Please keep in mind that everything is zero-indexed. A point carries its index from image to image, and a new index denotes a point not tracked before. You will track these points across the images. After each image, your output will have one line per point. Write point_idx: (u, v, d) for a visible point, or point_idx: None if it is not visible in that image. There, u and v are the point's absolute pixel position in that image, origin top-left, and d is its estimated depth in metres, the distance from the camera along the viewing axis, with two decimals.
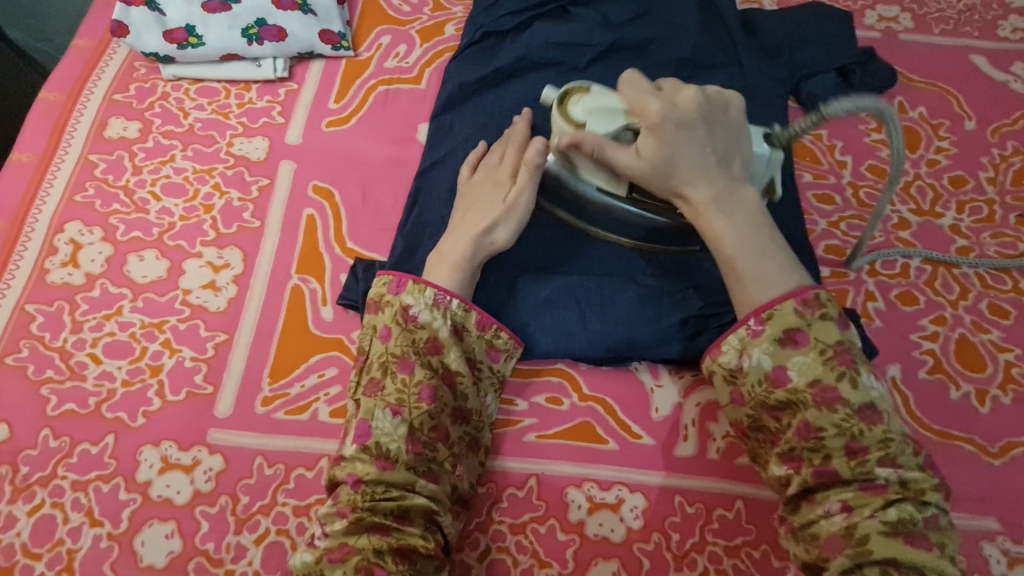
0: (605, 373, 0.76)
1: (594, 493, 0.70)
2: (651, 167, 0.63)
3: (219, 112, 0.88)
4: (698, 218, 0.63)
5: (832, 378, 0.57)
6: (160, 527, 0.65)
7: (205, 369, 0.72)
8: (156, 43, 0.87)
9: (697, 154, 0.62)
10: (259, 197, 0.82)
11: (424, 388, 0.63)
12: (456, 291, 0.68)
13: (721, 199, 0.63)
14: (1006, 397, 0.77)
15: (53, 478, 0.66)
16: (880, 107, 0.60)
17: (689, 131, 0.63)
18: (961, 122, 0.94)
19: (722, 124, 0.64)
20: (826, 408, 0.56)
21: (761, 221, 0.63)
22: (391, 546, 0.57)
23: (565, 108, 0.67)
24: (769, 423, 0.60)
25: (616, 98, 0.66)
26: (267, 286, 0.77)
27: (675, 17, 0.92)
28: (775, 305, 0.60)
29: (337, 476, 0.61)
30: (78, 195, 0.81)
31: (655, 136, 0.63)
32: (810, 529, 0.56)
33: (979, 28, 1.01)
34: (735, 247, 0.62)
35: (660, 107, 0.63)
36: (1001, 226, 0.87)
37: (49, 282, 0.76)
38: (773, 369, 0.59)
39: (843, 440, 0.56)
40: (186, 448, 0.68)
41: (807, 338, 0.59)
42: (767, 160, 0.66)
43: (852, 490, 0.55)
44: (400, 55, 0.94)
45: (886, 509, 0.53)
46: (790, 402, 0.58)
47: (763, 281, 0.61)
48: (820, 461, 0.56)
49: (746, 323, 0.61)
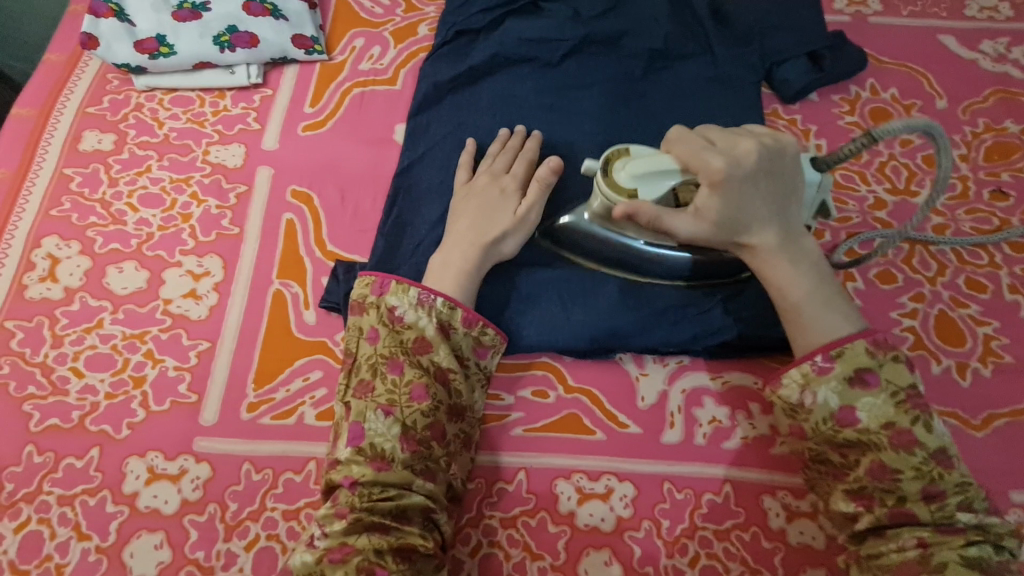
0: (590, 364, 0.76)
1: (584, 484, 0.70)
2: (714, 227, 0.62)
3: (194, 121, 0.88)
4: (762, 266, 0.64)
5: (906, 421, 0.57)
6: (149, 538, 0.65)
7: (188, 378, 0.72)
8: (127, 54, 0.86)
9: (760, 209, 0.62)
10: (237, 204, 0.82)
11: (415, 387, 0.64)
12: (449, 293, 0.69)
13: (786, 249, 0.64)
14: (986, 369, 0.77)
15: (39, 494, 0.66)
16: (929, 126, 0.60)
17: (752, 187, 0.61)
18: (932, 101, 0.95)
19: (783, 174, 0.62)
20: (904, 450, 0.56)
21: (822, 266, 0.64)
22: (391, 546, 0.57)
23: (610, 176, 0.65)
24: (835, 458, 0.60)
25: (666, 158, 0.63)
26: (249, 292, 0.77)
27: (646, 10, 0.93)
28: (844, 344, 0.60)
29: (334, 480, 0.61)
30: (55, 209, 0.81)
31: (719, 194, 0.61)
32: (875, 560, 0.56)
33: (947, 9, 1.03)
34: (803, 294, 0.63)
35: (723, 161, 0.60)
36: (976, 202, 0.88)
37: (28, 298, 0.75)
38: (841, 409, 0.59)
39: (919, 483, 0.56)
40: (173, 458, 0.68)
41: (879, 379, 0.58)
42: (818, 185, 0.66)
43: (927, 530, 0.55)
44: (374, 57, 0.94)
45: (967, 547, 0.54)
46: (860, 441, 0.58)
47: (827, 327, 0.61)
48: (895, 503, 0.56)
49: (813, 360, 0.61)
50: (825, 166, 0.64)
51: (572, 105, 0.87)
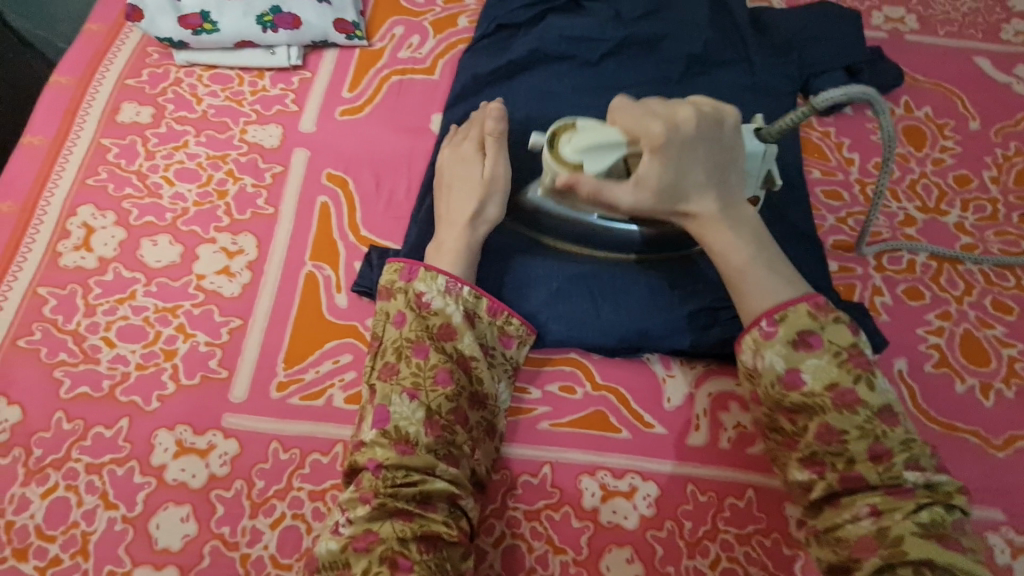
0: (617, 363, 0.76)
1: (608, 481, 0.70)
2: (654, 194, 0.61)
3: (233, 99, 0.88)
4: (704, 234, 0.64)
5: (849, 381, 0.57)
6: (176, 510, 0.65)
7: (219, 354, 0.72)
8: (170, 28, 0.86)
9: (699, 174, 0.61)
10: (273, 184, 0.82)
11: (440, 371, 0.64)
12: (450, 272, 0.69)
13: (727, 215, 0.63)
14: (1010, 391, 0.78)
15: (67, 461, 0.66)
16: (869, 93, 0.60)
17: (691, 154, 0.61)
18: (965, 122, 0.95)
19: (722, 141, 0.61)
20: (847, 410, 0.56)
21: (764, 236, 0.64)
22: (415, 533, 0.57)
23: (555, 150, 0.63)
24: (787, 425, 0.59)
25: (610, 130, 0.61)
26: (281, 273, 0.77)
27: (687, 14, 0.93)
28: (788, 307, 0.60)
29: (358, 462, 0.61)
30: (91, 178, 0.81)
31: (661, 159, 0.60)
32: (835, 533, 0.56)
33: (983, 31, 1.03)
34: (746, 259, 0.62)
35: (662, 126, 0.59)
36: (1005, 224, 0.88)
37: (62, 266, 0.75)
38: (787, 372, 0.58)
39: (866, 443, 0.56)
40: (201, 432, 0.68)
41: (821, 341, 0.58)
42: (762, 157, 0.65)
43: (878, 495, 0.55)
44: (414, 46, 0.94)
45: (918, 512, 0.53)
46: (806, 406, 0.58)
47: (769, 291, 0.61)
48: (845, 466, 0.56)
49: (758, 324, 0.61)
50: (771, 136, 0.64)
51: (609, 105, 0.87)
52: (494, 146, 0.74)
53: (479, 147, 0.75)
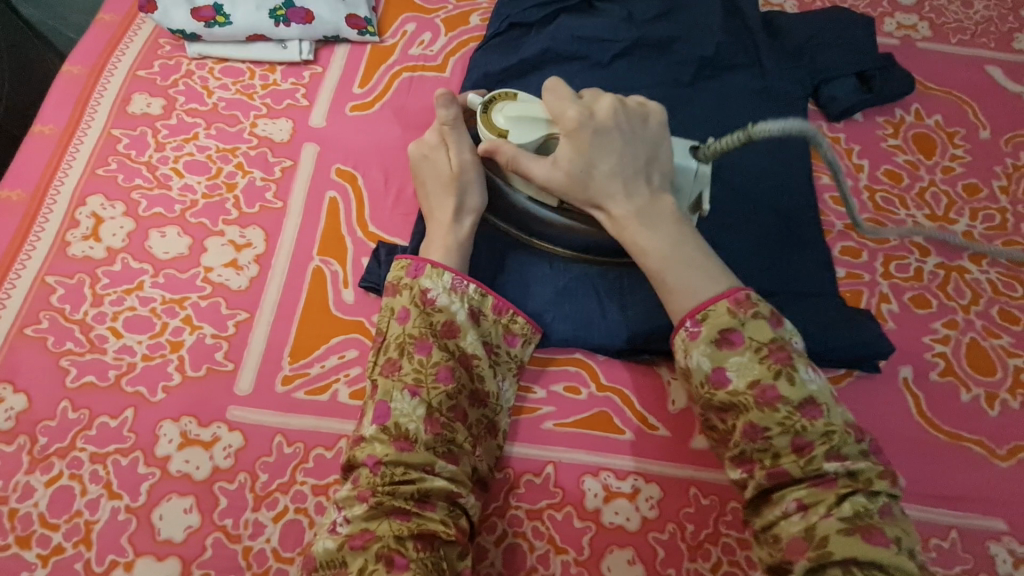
0: (623, 364, 0.76)
1: (611, 482, 0.70)
2: (567, 176, 0.62)
3: (243, 92, 0.88)
4: (620, 231, 0.63)
5: (770, 377, 0.55)
6: (179, 502, 0.65)
7: (225, 346, 0.72)
8: (183, 20, 0.87)
9: (614, 163, 0.62)
10: (282, 178, 0.82)
11: (442, 369, 0.64)
12: (452, 267, 0.69)
13: (643, 210, 0.62)
14: (1014, 401, 0.78)
15: (72, 450, 0.66)
16: (806, 130, 0.62)
17: (605, 141, 0.62)
18: (975, 131, 0.95)
19: (641, 135, 0.63)
20: (768, 407, 0.55)
21: (686, 231, 0.62)
22: (412, 532, 0.56)
23: (489, 114, 0.66)
24: (717, 423, 0.58)
25: (540, 107, 0.65)
26: (289, 268, 0.77)
27: (699, 17, 0.93)
28: (707, 307, 0.58)
29: (356, 458, 0.61)
30: (101, 168, 0.81)
31: (572, 145, 0.62)
32: (771, 531, 0.55)
33: (995, 40, 1.03)
34: (660, 256, 0.61)
35: (578, 111, 0.62)
36: (1013, 234, 0.88)
37: (70, 255, 0.76)
38: (713, 371, 0.57)
39: (787, 437, 0.55)
40: (206, 425, 0.68)
41: (742, 338, 0.57)
42: (694, 175, 0.67)
43: (805, 488, 0.54)
44: (425, 44, 0.94)
45: (840, 504, 0.52)
46: (732, 404, 0.56)
47: (687, 289, 0.59)
48: (770, 462, 0.55)
49: (684, 325, 0.59)
50: (705, 155, 0.66)
51: None
52: (453, 135, 0.70)
53: (439, 136, 0.72)
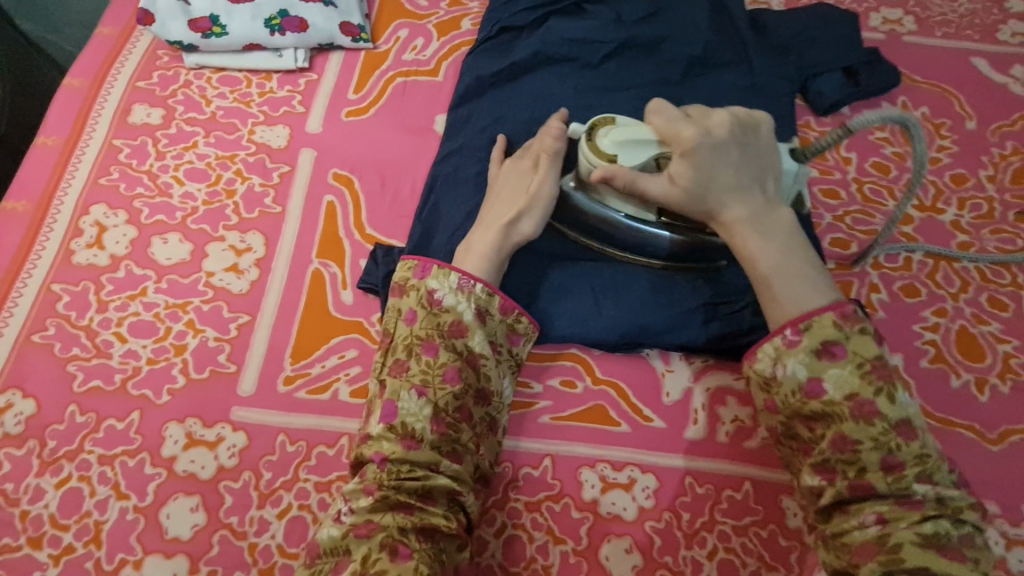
0: (618, 359, 0.78)
1: (607, 473, 0.71)
2: (684, 193, 0.65)
3: (241, 101, 0.90)
4: (733, 238, 0.65)
5: (870, 393, 0.57)
6: (185, 501, 0.66)
7: (228, 349, 0.74)
8: (180, 32, 0.88)
9: (730, 176, 0.65)
10: (280, 183, 0.84)
11: (449, 369, 0.64)
12: (485, 279, 0.69)
13: (757, 219, 0.65)
14: (1004, 386, 0.79)
15: (80, 452, 0.68)
16: (904, 118, 0.65)
17: (721, 156, 0.65)
18: (962, 122, 0.97)
19: (752, 149, 0.67)
20: (864, 421, 0.56)
21: (796, 240, 0.64)
22: (414, 525, 0.58)
23: (593, 142, 0.69)
24: (803, 432, 0.60)
25: (645, 129, 0.68)
26: (289, 270, 0.79)
27: (686, 16, 0.94)
28: (812, 317, 0.60)
29: (364, 455, 0.62)
30: (103, 178, 0.83)
31: (689, 161, 0.65)
32: (840, 538, 0.56)
33: (980, 32, 1.04)
34: (770, 264, 0.63)
35: (694, 131, 0.66)
36: (1001, 223, 0.89)
37: (75, 263, 0.77)
38: (808, 381, 0.59)
39: (879, 454, 0.56)
40: (210, 425, 0.70)
41: (845, 351, 0.58)
42: (795, 175, 0.71)
43: (886, 503, 0.55)
44: (418, 49, 0.96)
45: (922, 523, 0.54)
46: (825, 414, 0.58)
47: (796, 297, 0.61)
48: (855, 475, 0.56)
49: (781, 333, 0.61)
50: (804, 157, 0.70)
51: (610, 105, 0.89)
52: (547, 162, 0.73)
53: (534, 162, 0.75)
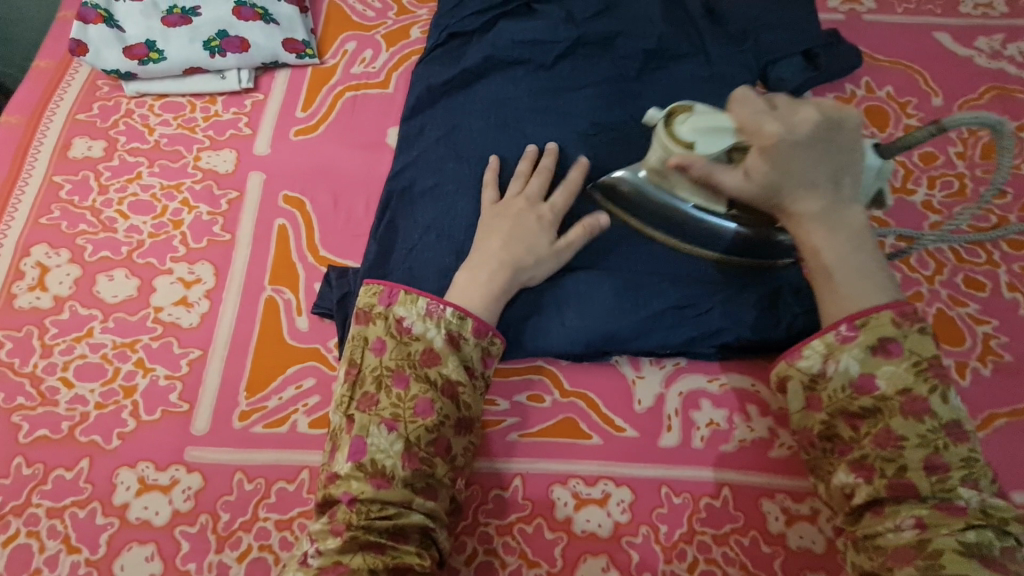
0: (585, 368, 0.75)
1: (580, 489, 0.69)
2: (759, 189, 0.61)
3: (185, 127, 0.87)
4: (801, 236, 0.61)
5: (924, 389, 0.54)
6: (140, 550, 0.64)
7: (179, 387, 0.71)
8: (116, 60, 0.86)
9: (809, 174, 0.60)
10: (229, 210, 0.81)
11: (420, 401, 0.61)
12: (480, 314, 0.66)
13: (830, 217, 0.61)
14: (986, 368, 0.77)
15: (28, 506, 0.65)
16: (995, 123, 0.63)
17: (804, 152, 0.60)
18: (927, 99, 0.94)
19: (839, 143, 0.61)
20: (913, 417, 0.54)
21: (869, 241, 0.60)
22: (386, 566, 0.54)
23: (671, 128, 0.65)
24: (844, 431, 0.57)
25: (726, 117, 0.63)
26: (240, 300, 0.76)
27: (640, 10, 0.91)
28: (872, 314, 0.57)
29: (332, 494, 0.58)
30: (44, 217, 0.80)
31: (769, 157, 0.60)
32: (874, 541, 0.54)
33: (942, 6, 1.02)
34: (836, 265, 0.60)
35: (778, 124, 0.60)
36: (973, 200, 0.87)
37: (17, 308, 0.75)
38: (860, 376, 0.56)
39: (923, 452, 0.53)
40: (163, 468, 0.67)
41: (902, 349, 0.56)
42: (877, 171, 0.64)
43: (927, 508, 0.52)
44: (367, 61, 0.93)
45: (965, 531, 0.50)
46: (873, 410, 0.55)
47: (860, 297, 0.58)
48: (895, 473, 0.54)
49: (837, 328, 0.58)
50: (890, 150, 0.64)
51: (566, 107, 0.85)
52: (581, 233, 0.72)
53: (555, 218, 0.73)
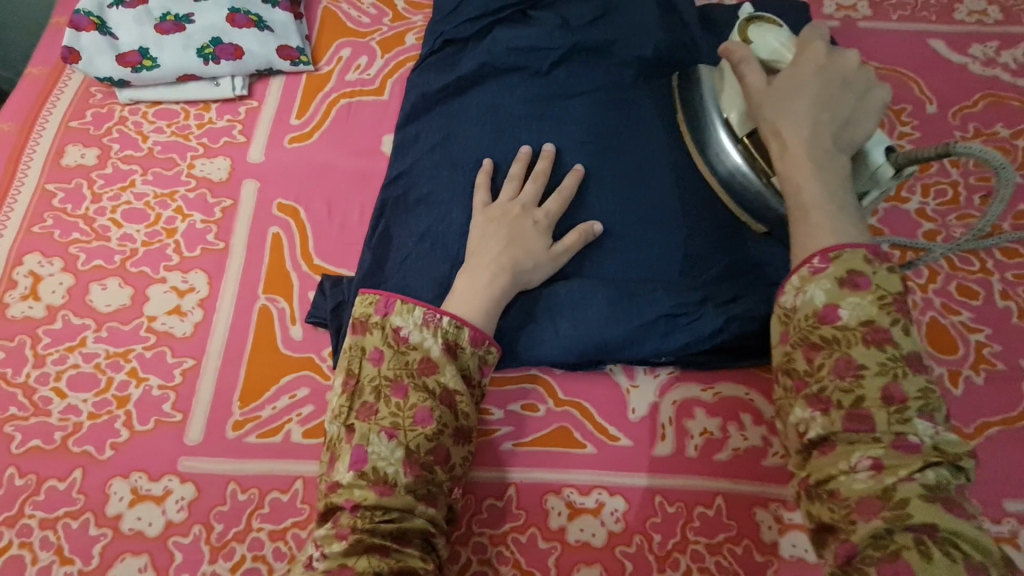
0: (580, 377, 0.75)
1: (574, 499, 0.69)
2: (769, 98, 0.64)
3: (179, 134, 0.87)
4: (786, 160, 0.63)
5: (885, 321, 0.54)
6: (133, 561, 0.64)
7: (173, 397, 0.71)
8: (109, 67, 0.86)
9: (815, 107, 0.62)
10: (223, 218, 0.81)
11: (420, 410, 0.60)
12: (476, 324, 0.66)
13: (820, 154, 0.62)
14: (978, 377, 0.77)
15: (20, 518, 0.65)
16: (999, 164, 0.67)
17: (824, 86, 0.63)
18: (922, 106, 0.94)
19: (857, 99, 0.64)
20: (874, 346, 0.53)
21: (849, 194, 0.61)
22: (392, 569, 0.54)
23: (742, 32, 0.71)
24: (803, 365, 0.56)
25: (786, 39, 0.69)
26: (235, 309, 0.76)
27: (636, 18, 0.89)
28: (842, 248, 0.57)
29: (334, 502, 0.58)
30: (37, 225, 0.80)
31: (794, 75, 0.64)
32: (829, 485, 0.51)
33: (936, 13, 1.02)
34: (810, 194, 0.60)
35: (818, 54, 0.64)
36: (967, 208, 0.87)
37: (10, 317, 0.74)
38: (825, 307, 0.56)
39: (882, 381, 0.52)
40: (157, 478, 0.67)
41: (869, 283, 0.56)
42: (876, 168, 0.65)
43: (884, 448, 0.50)
44: (361, 68, 0.93)
45: (924, 471, 0.49)
46: (833, 340, 0.55)
47: (830, 227, 0.58)
48: (853, 406, 0.52)
49: (810, 260, 0.58)
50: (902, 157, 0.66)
51: (561, 114, 0.84)
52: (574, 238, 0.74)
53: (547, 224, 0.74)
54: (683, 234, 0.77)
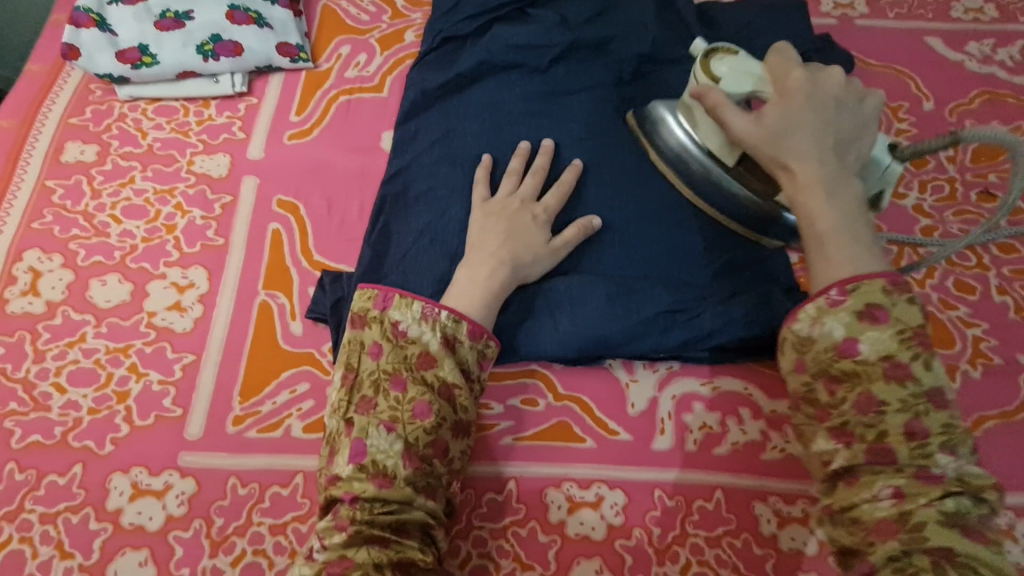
0: (579, 371, 0.75)
1: (574, 493, 0.69)
2: (765, 134, 0.60)
3: (178, 130, 0.87)
4: (796, 194, 0.60)
5: (907, 356, 0.54)
6: (134, 555, 0.64)
7: (173, 392, 0.71)
8: (109, 64, 0.86)
9: (816, 133, 0.59)
10: (222, 214, 0.81)
11: (419, 403, 0.61)
12: (475, 318, 0.66)
13: (830, 179, 0.59)
14: (976, 371, 0.77)
15: (20, 512, 0.65)
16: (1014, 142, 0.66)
17: (817, 109, 0.60)
18: (919, 103, 0.95)
19: (852, 111, 0.61)
20: (895, 382, 0.53)
21: (865, 215, 0.59)
22: (391, 560, 0.54)
23: (706, 64, 0.66)
24: (822, 396, 0.56)
25: (758, 66, 0.64)
26: (234, 304, 0.76)
27: (633, 14, 0.90)
28: (863, 279, 0.56)
29: (334, 494, 0.58)
30: (36, 221, 0.80)
31: (784, 104, 0.60)
32: (850, 513, 0.52)
33: (933, 11, 1.03)
34: (830, 226, 0.58)
35: (802, 77, 0.61)
36: (964, 204, 0.88)
37: (10, 312, 0.74)
38: (844, 341, 0.55)
39: (904, 417, 0.52)
40: (157, 473, 0.67)
41: (889, 316, 0.54)
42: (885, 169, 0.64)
43: (904, 478, 0.51)
44: (361, 65, 0.93)
45: (944, 499, 0.49)
46: (853, 373, 0.54)
47: (852, 261, 0.57)
48: (874, 438, 0.53)
49: (827, 292, 0.56)
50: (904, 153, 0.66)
51: (561, 111, 0.84)
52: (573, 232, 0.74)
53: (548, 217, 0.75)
54: (682, 230, 0.77)
